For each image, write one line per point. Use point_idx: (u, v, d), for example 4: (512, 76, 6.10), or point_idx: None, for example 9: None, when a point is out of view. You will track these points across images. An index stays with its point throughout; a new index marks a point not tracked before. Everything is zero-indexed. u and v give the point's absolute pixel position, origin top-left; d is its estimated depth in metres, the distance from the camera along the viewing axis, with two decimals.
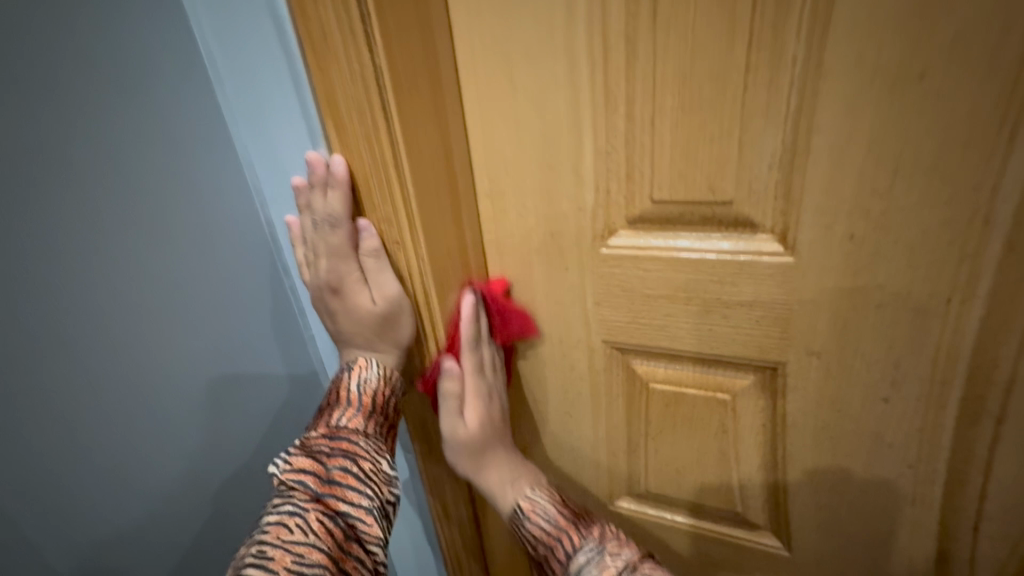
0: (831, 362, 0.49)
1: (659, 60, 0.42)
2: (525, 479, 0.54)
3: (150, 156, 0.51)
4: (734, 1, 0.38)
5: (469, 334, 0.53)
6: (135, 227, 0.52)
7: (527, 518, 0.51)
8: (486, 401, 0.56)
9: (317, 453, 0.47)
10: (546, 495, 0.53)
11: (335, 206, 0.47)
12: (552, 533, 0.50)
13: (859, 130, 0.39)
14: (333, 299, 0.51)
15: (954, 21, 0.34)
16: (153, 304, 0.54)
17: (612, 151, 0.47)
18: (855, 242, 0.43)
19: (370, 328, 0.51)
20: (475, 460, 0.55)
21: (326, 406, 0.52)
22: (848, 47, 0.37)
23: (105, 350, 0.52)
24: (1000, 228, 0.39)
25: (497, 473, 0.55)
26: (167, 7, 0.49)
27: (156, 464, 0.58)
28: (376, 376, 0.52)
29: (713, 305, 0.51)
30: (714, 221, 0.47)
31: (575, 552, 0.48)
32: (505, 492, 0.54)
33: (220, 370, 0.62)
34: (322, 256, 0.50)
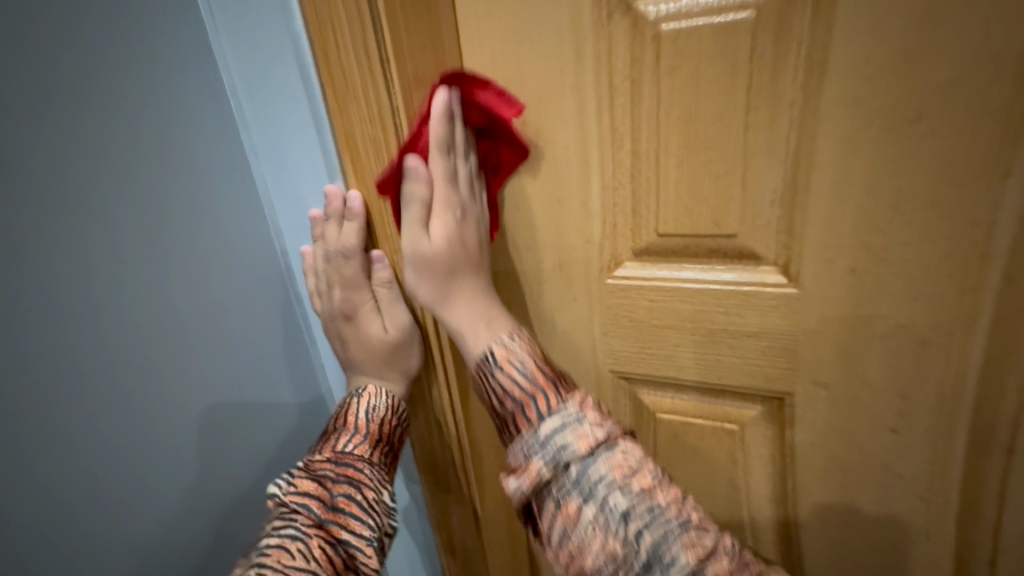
0: (838, 393, 0.49)
1: (663, 102, 0.44)
2: (505, 327, 0.45)
3: (168, 175, 0.52)
4: (733, 49, 0.40)
5: (439, 132, 0.42)
6: (149, 244, 0.52)
7: (499, 368, 0.42)
8: (458, 219, 0.45)
9: (321, 477, 0.46)
10: (525, 347, 0.43)
11: (350, 237, 0.49)
12: (525, 389, 0.41)
13: (857, 167, 0.41)
14: (344, 326, 0.52)
15: (942, 68, 0.36)
16: (164, 321, 0.54)
17: (618, 186, 0.49)
18: (857, 274, 0.44)
19: (380, 356, 0.52)
20: (443, 287, 0.45)
21: (331, 430, 0.51)
22: (843, 91, 0.39)
23: (112, 362, 0.51)
24: (998, 260, 0.40)
25: (466, 309, 0.45)
26: (195, 51, 0.52)
27: (160, 488, 0.57)
28: (384, 404, 0.52)
29: (719, 334, 0.51)
30: (719, 254, 0.48)
31: (549, 417, 0.39)
32: (476, 334, 0.44)
33: (229, 391, 0.61)
34: (335, 285, 0.51)
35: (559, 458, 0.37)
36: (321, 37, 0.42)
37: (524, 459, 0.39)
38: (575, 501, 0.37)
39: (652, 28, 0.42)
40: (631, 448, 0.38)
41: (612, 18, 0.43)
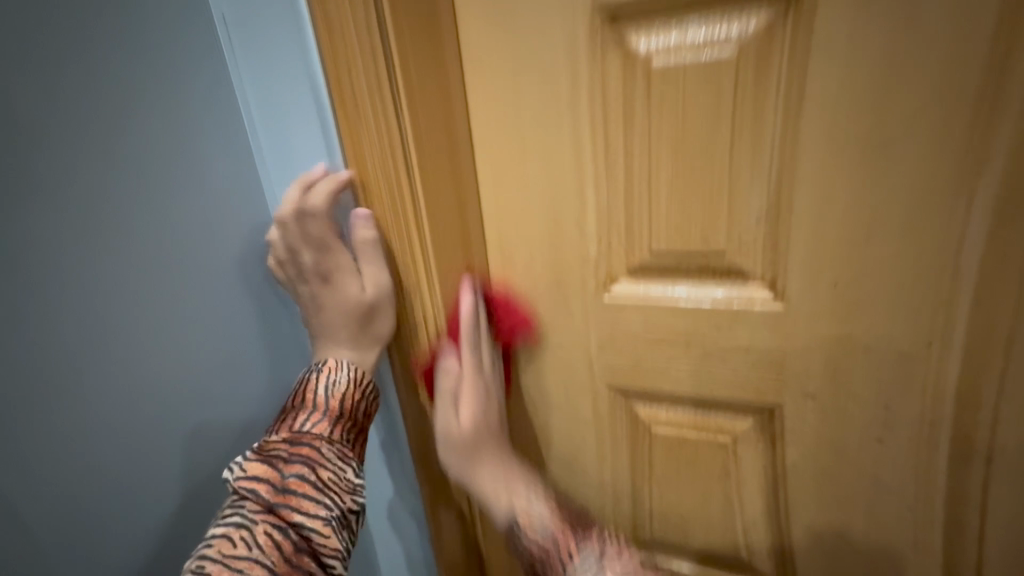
0: (826, 404, 0.51)
1: (654, 128, 0.47)
2: (522, 484, 0.53)
3: (160, 105, 0.49)
4: (719, 80, 0.43)
5: (468, 326, 0.53)
6: (130, 220, 0.48)
7: (521, 526, 0.50)
8: (483, 398, 0.54)
9: (273, 458, 0.47)
10: (542, 498, 0.52)
11: (320, 199, 0.48)
12: (547, 542, 0.49)
13: (834, 189, 0.44)
14: (319, 292, 0.51)
15: (910, 100, 0.40)
16: (143, 305, 0.50)
17: (612, 207, 0.51)
18: (839, 290, 0.47)
19: (354, 320, 0.51)
20: (469, 457, 0.53)
21: (291, 409, 0.51)
22: (820, 120, 0.42)
23: (87, 299, 0.47)
24: (970, 277, 0.42)
25: (489, 475, 0.53)
26: None
27: (142, 489, 0.52)
28: (345, 377, 0.52)
29: (711, 348, 0.53)
30: (709, 270, 0.51)
31: (577, 563, 0.48)
32: (501, 500, 0.52)
33: (216, 386, 0.57)
34: (304, 249, 0.50)
35: None
36: (335, 68, 0.45)
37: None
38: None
39: (643, 62, 0.45)
40: None
41: (606, 53, 0.46)
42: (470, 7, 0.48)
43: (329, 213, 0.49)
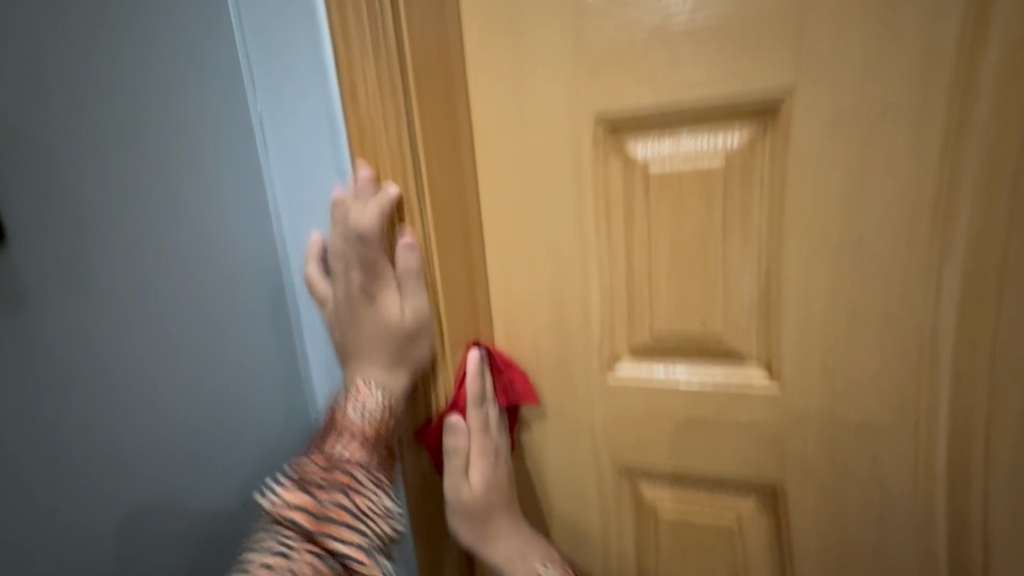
0: (826, 483, 0.53)
1: (652, 223, 0.51)
2: (538, 551, 0.55)
3: (172, 150, 0.58)
4: (709, 185, 0.49)
5: (473, 396, 0.54)
6: (149, 248, 0.58)
7: None
8: (492, 465, 0.55)
9: (312, 485, 0.49)
10: (559, 571, 0.55)
11: (371, 218, 0.49)
12: None
13: (817, 280, 0.48)
14: (358, 310, 0.52)
15: (877, 206, 0.45)
16: (142, 300, 0.58)
17: (614, 292, 0.55)
18: (830, 372, 0.50)
19: (390, 345, 0.52)
20: (484, 532, 0.54)
21: (326, 433, 0.52)
22: (802, 220, 0.47)
23: (107, 323, 0.56)
24: (946, 361, 0.46)
25: (504, 548, 0.55)
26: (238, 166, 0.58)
27: (139, 465, 0.59)
28: (378, 403, 0.51)
29: (713, 428, 0.55)
30: (708, 352, 0.54)
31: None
32: (516, 567, 0.54)
33: (210, 376, 0.63)
34: (352, 266, 0.51)
35: None
36: (364, 170, 0.49)
37: None
38: None
39: (642, 167, 0.50)
40: None
41: (608, 158, 0.51)
42: (483, 115, 0.54)
43: (381, 232, 0.50)
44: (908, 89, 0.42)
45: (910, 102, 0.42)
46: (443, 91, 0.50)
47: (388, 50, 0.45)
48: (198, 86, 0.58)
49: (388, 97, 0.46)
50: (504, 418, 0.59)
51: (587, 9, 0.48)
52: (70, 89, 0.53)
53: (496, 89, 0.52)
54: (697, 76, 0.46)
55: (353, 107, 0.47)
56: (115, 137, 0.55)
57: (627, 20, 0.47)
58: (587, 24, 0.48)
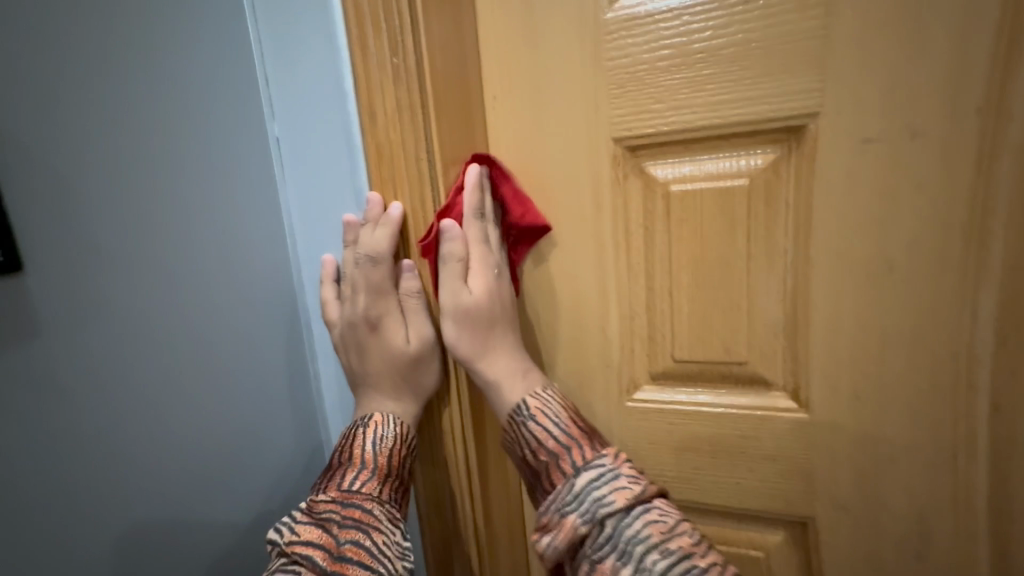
0: (859, 517, 0.51)
1: (674, 247, 0.50)
2: (539, 379, 0.49)
3: (196, 152, 0.53)
4: (732, 208, 0.48)
5: (472, 203, 0.48)
6: (179, 260, 0.52)
7: (534, 418, 0.46)
8: (495, 273, 0.50)
9: (327, 521, 0.45)
10: (558, 400, 0.47)
11: (381, 241, 0.48)
12: (561, 442, 0.44)
13: (846, 306, 0.47)
14: (365, 339, 0.51)
15: (907, 230, 0.44)
16: (166, 318, 0.52)
17: (635, 316, 0.54)
18: (861, 401, 0.48)
19: (397, 374, 0.51)
20: (481, 339, 0.49)
21: (337, 465, 0.50)
22: (828, 244, 0.46)
23: (167, 343, 0.52)
24: (984, 390, 0.44)
25: (503, 364, 0.49)
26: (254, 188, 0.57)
27: (133, 502, 0.51)
28: (391, 434, 0.51)
29: (739, 457, 0.53)
30: (732, 378, 0.52)
31: (582, 469, 0.42)
32: (514, 388, 0.48)
33: (229, 400, 0.57)
34: (360, 292, 0.50)
35: (595, 513, 0.40)
36: (380, 192, 0.49)
37: (557, 518, 0.42)
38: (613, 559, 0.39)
39: (662, 187, 0.49)
40: (667, 508, 0.41)
41: (627, 179, 0.51)
42: (500, 135, 0.53)
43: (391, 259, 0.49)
44: (938, 109, 0.41)
45: (938, 125, 0.41)
46: (460, 112, 0.49)
47: (408, 72, 0.45)
48: (217, 90, 0.53)
49: (407, 118, 0.46)
50: (507, 249, 0.54)
51: (607, 31, 0.47)
52: (79, 71, 0.45)
53: (514, 109, 0.52)
54: (719, 97, 0.46)
55: (371, 128, 0.47)
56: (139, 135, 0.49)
57: (648, 41, 0.47)
58: (606, 44, 0.48)
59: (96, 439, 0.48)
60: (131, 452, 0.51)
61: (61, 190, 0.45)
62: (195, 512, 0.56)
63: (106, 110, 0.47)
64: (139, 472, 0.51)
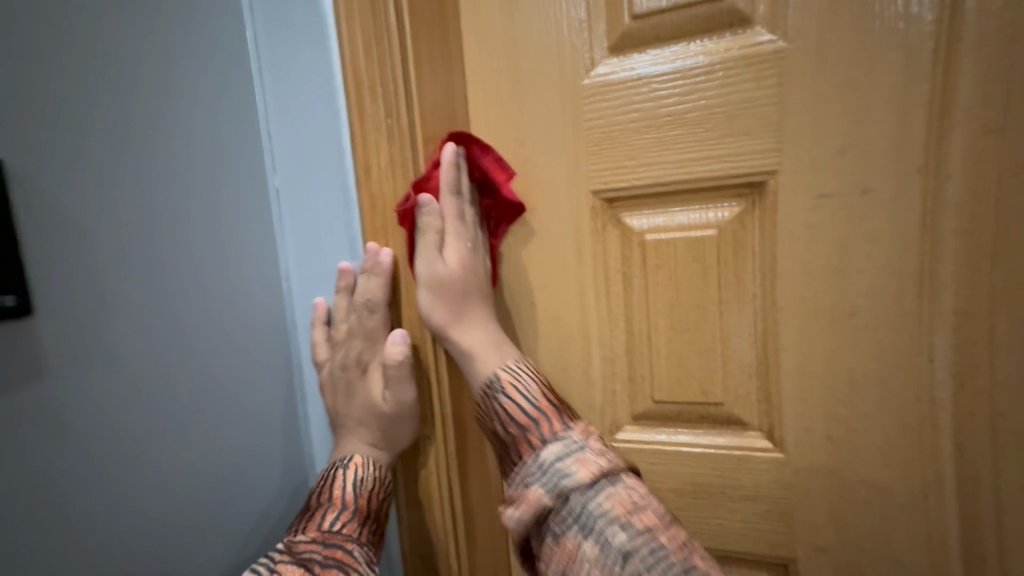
0: (838, 558, 0.52)
1: (650, 291, 0.53)
2: (514, 355, 0.50)
3: (200, 192, 0.54)
4: (704, 255, 0.51)
5: (449, 178, 0.50)
6: (176, 292, 0.53)
7: (504, 392, 0.47)
8: (470, 248, 0.51)
9: (307, 561, 0.45)
10: (532, 376, 0.49)
11: (376, 291, 0.52)
12: (531, 414, 0.46)
13: (814, 348, 0.49)
14: (354, 381, 0.54)
15: (865, 278, 0.47)
16: (161, 355, 0.52)
17: (615, 357, 0.56)
18: (833, 441, 0.50)
19: (375, 424, 0.53)
20: (457, 313, 0.50)
21: (316, 506, 0.50)
22: (795, 290, 0.49)
23: (159, 379, 0.52)
24: (947, 431, 0.46)
25: (475, 335, 0.50)
26: (255, 223, 0.58)
27: (123, 529, 0.50)
28: (372, 476, 0.53)
29: (720, 500, 0.54)
30: (709, 419, 0.54)
31: (551, 442, 0.44)
32: (486, 355, 0.50)
33: (219, 434, 0.57)
34: (355, 336, 0.53)
35: (561, 484, 0.41)
36: (376, 241, 0.52)
37: (521, 490, 0.43)
38: (575, 535, 0.40)
39: (638, 236, 0.53)
40: (633, 485, 0.42)
41: (605, 228, 0.54)
42: None
43: (386, 307, 0.53)
44: (884, 169, 0.45)
45: (886, 184, 0.45)
46: None
47: (401, 133, 0.49)
48: (229, 133, 0.56)
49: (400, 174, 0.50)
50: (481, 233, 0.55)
51: (585, 96, 0.52)
52: (99, 114, 0.48)
53: None
54: (686, 156, 0.50)
55: (366, 181, 0.51)
56: (151, 174, 0.51)
57: (621, 104, 0.51)
58: (584, 107, 0.52)
59: (82, 471, 0.48)
60: (128, 483, 0.50)
61: (68, 226, 0.46)
62: (176, 550, 0.54)
63: (122, 149, 0.49)
64: (132, 504, 0.51)
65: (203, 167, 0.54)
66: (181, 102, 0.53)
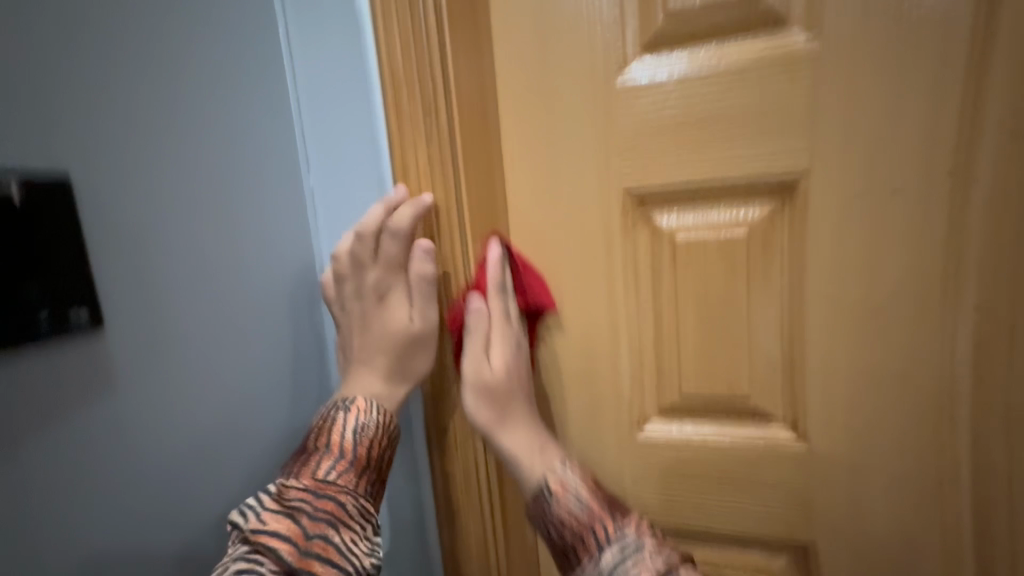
0: (855, 541, 0.54)
1: (679, 287, 0.54)
2: (559, 455, 0.51)
3: (216, 165, 0.52)
4: (733, 253, 0.52)
5: (495, 278, 0.53)
6: (192, 268, 0.51)
7: (555, 498, 0.48)
8: (515, 349, 0.54)
9: (296, 511, 0.46)
10: (579, 475, 0.50)
11: (402, 216, 0.52)
12: (585, 517, 0.47)
13: (840, 343, 0.51)
14: (370, 310, 0.54)
15: (891, 276, 0.49)
16: (177, 333, 0.50)
17: (643, 351, 0.57)
18: (854, 432, 0.52)
19: (392, 352, 0.54)
20: (501, 417, 0.52)
21: (313, 451, 0.51)
22: (822, 286, 0.50)
23: (175, 357, 0.50)
24: (964, 423, 0.49)
25: (520, 437, 0.51)
26: (276, 201, 0.57)
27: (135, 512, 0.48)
28: (374, 422, 0.53)
29: (744, 488, 0.57)
30: (734, 411, 0.56)
31: (608, 544, 0.46)
32: (532, 460, 0.50)
33: (241, 416, 0.55)
34: (373, 266, 0.53)
35: None
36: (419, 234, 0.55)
37: None
38: None
39: (667, 234, 0.54)
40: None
41: (635, 226, 0.55)
42: (516, 182, 0.57)
43: (408, 235, 0.53)
44: (914, 171, 0.46)
45: (915, 186, 0.47)
46: (480, 167, 0.54)
47: (439, 136, 0.52)
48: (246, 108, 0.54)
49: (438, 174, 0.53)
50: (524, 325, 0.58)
51: (617, 95, 0.52)
52: (106, 79, 0.45)
53: (530, 161, 0.56)
54: (718, 156, 0.51)
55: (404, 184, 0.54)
56: (159, 143, 0.49)
57: (653, 103, 0.51)
58: (616, 105, 0.53)
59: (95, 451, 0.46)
60: (156, 484, 0.49)
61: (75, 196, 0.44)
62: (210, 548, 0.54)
63: (127, 116, 0.47)
64: (161, 507, 0.50)
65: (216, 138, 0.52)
66: (204, 91, 0.51)
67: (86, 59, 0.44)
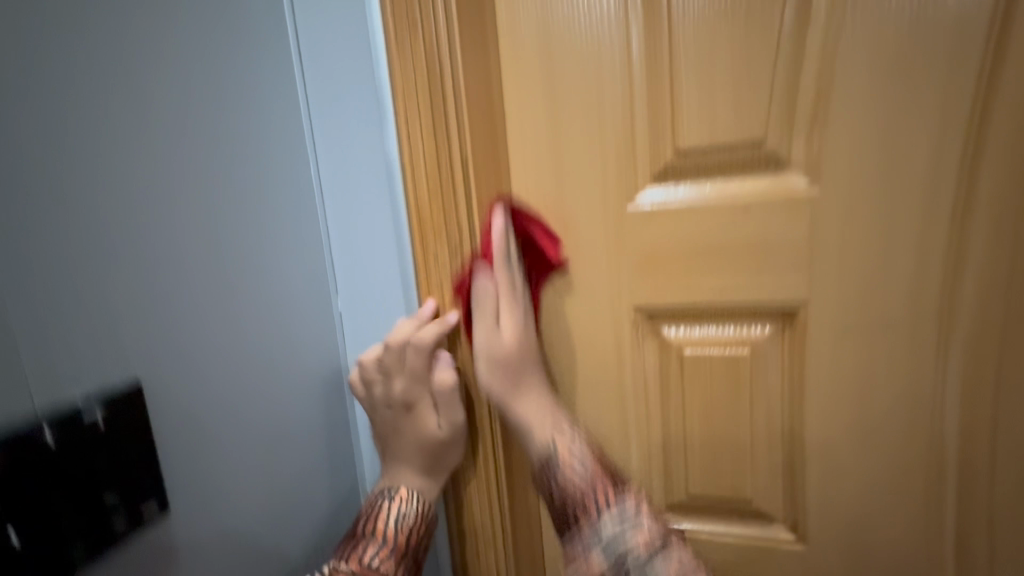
0: None
1: (687, 396, 0.58)
2: (568, 424, 0.55)
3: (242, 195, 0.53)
4: (738, 369, 0.56)
5: (501, 249, 0.53)
6: (221, 292, 0.52)
7: (561, 466, 0.52)
8: (524, 323, 0.55)
9: None
10: (582, 445, 0.53)
11: (424, 334, 0.55)
12: (587, 487, 0.51)
13: (837, 454, 0.55)
14: (400, 418, 0.57)
15: (884, 397, 0.53)
16: (207, 351, 0.51)
17: (652, 452, 0.60)
18: (851, 534, 0.56)
19: (424, 454, 0.57)
20: (514, 384, 0.54)
21: (360, 536, 0.56)
22: (821, 403, 0.54)
23: (205, 374, 0.51)
24: (950, 529, 0.53)
25: (532, 406, 0.54)
26: (296, 239, 0.58)
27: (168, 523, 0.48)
28: (412, 512, 0.56)
29: (748, 563, 0.60)
30: (738, 512, 0.59)
31: (608, 513, 0.50)
32: (541, 426, 0.54)
33: (264, 432, 0.56)
34: (398, 376, 0.55)
35: (620, 556, 0.48)
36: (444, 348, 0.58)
37: (583, 554, 0.50)
38: None
39: (676, 349, 0.57)
40: (682, 551, 0.49)
41: (645, 339, 0.58)
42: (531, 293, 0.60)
43: (431, 348, 0.55)
44: (904, 307, 0.50)
45: (905, 319, 0.51)
46: None
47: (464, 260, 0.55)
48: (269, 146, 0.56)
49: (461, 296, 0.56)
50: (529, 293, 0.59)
51: (629, 220, 0.56)
52: (140, 108, 0.46)
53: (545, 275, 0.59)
54: (724, 282, 0.54)
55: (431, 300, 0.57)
56: (190, 168, 0.49)
57: (664, 230, 0.55)
58: (629, 230, 0.56)
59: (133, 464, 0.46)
60: (178, 506, 0.49)
61: (113, 222, 0.44)
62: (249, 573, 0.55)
63: (161, 140, 0.47)
64: (175, 526, 0.49)
65: (241, 167, 0.53)
66: (231, 119, 0.53)
67: (89, 63, 0.43)
